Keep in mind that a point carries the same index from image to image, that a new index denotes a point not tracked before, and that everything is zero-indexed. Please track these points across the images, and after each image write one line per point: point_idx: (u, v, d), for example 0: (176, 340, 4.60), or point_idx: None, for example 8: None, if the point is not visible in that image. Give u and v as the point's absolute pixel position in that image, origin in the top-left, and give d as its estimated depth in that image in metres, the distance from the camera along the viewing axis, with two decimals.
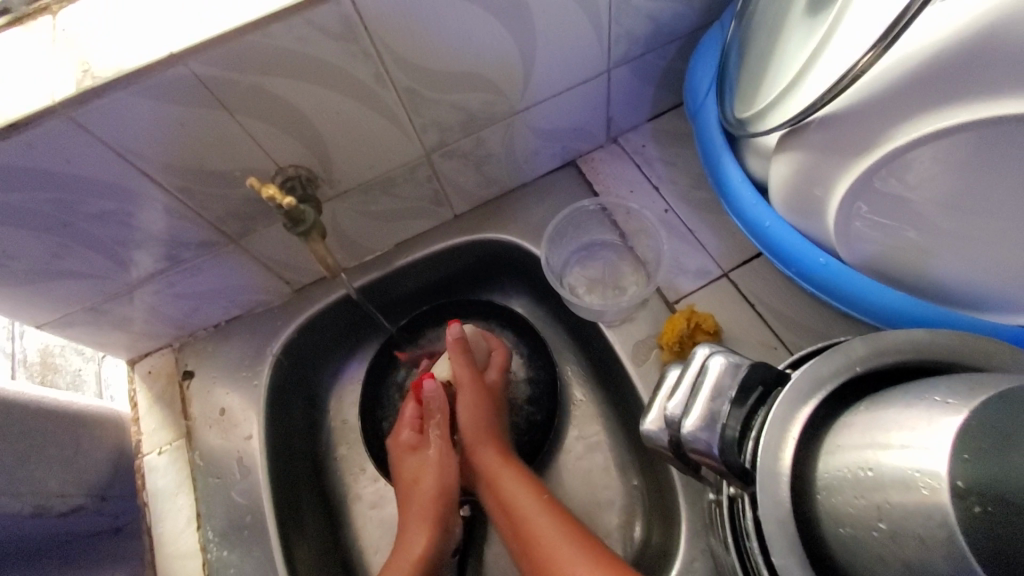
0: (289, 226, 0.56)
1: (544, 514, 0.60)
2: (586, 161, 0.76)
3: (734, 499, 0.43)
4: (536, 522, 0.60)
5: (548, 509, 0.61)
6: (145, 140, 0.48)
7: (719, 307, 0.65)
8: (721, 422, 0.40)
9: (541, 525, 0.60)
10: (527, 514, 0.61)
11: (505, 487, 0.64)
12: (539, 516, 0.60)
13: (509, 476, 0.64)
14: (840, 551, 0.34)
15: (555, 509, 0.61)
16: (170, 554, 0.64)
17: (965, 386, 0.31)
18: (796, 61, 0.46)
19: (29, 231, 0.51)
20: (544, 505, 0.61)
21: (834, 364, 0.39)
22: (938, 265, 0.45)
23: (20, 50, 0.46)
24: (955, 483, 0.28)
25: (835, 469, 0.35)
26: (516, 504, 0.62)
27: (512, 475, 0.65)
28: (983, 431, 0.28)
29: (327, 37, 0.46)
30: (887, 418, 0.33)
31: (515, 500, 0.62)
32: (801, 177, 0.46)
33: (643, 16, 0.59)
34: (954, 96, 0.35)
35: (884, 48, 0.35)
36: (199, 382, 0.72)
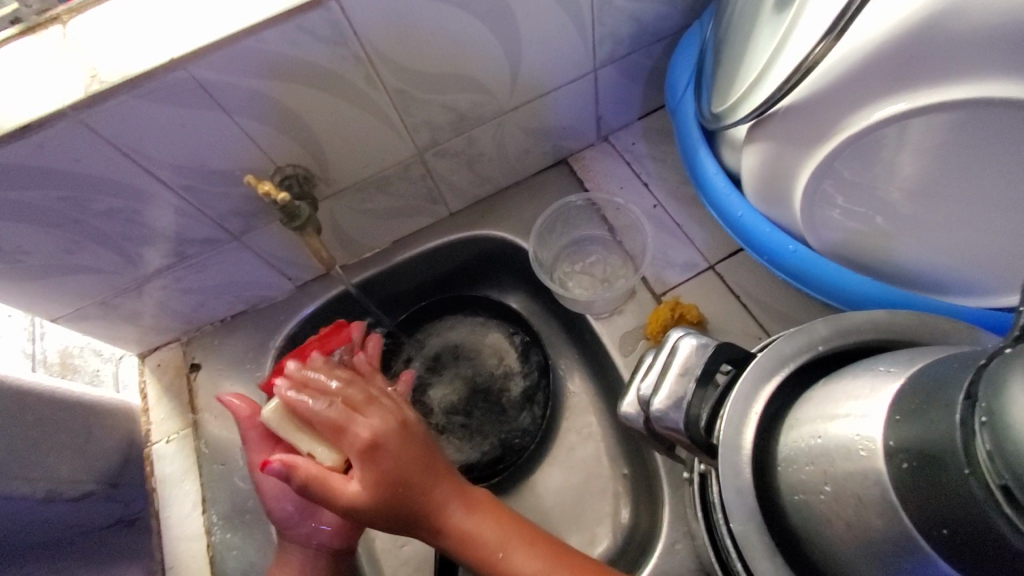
0: (285, 221, 0.59)
1: (522, 553, 0.52)
2: (577, 159, 0.78)
3: (704, 476, 0.46)
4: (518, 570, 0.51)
5: (528, 539, 0.53)
6: (149, 141, 0.51)
7: (704, 299, 0.66)
8: (687, 401, 0.42)
9: (519, 570, 0.51)
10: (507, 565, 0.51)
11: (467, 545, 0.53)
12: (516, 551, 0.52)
13: (469, 518, 0.53)
14: (795, 517, 0.37)
15: (534, 537, 0.53)
16: (177, 536, 0.67)
17: (907, 357, 0.35)
18: (763, 56, 0.48)
19: (43, 227, 0.55)
20: (515, 538, 0.53)
21: (796, 344, 0.42)
22: (902, 250, 0.49)
23: (34, 57, 0.49)
24: (888, 444, 0.31)
25: (791, 442, 0.37)
26: (484, 555, 0.52)
27: (470, 514, 0.53)
28: (912, 391, 0.31)
29: (317, 41, 0.49)
30: (837, 390, 0.36)
31: (484, 549, 0.52)
32: (769, 164, 0.49)
33: (626, 17, 0.61)
34: (902, 80, 0.39)
35: (837, 34, 0.37)
36: (206, 374, 0.75)
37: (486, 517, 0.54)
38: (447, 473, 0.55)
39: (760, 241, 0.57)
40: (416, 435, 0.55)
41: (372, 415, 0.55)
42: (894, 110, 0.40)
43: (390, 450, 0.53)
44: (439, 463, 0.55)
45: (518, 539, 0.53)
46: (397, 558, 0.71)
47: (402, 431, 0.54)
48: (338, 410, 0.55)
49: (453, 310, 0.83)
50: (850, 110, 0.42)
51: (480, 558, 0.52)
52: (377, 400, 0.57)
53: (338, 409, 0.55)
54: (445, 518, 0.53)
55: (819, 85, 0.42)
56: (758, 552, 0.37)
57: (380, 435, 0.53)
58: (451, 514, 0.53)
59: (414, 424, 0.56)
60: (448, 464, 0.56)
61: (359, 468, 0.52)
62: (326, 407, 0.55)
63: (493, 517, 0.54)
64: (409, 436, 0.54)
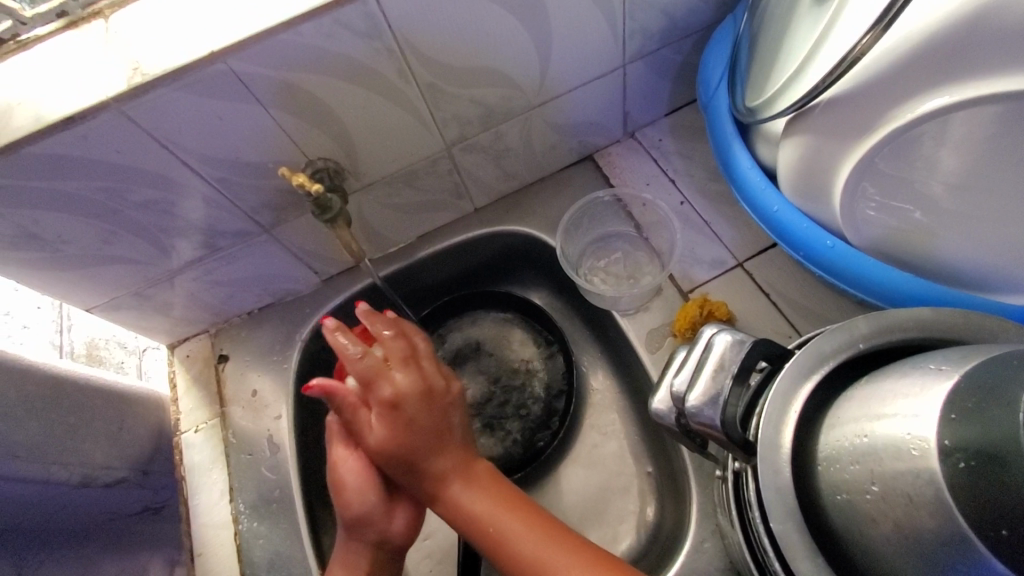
0: (317, 214, 0.60)
1: (519, 532, 0.52)
2: (603, 155, 0.78)
3: (739, 473, 0.45)
4: (512, 547, 0.51)
5: (537, 526, 0.52)
6: (188, 133, 0.52)
7: (734, 296, 0.65)
8: (723, 398, 0.42)
9: (513, 545, 0.51)
10: (501, 541, 0.52)
11: (463, 516, 0.53)
12: (519, 529, 0.52)
13: (467, 492, 0.54)
14: (836, 516, 0.37)
15: (543, 523, 0.53)
16: (205, 524, 0.68)
17: (960, 355, 0.34)
18: (803, 50, 0.47)
19: (83, 218, 0.56)
20: (512, 512, 0.53)
21: (837, 342, 0.41)
22: (943, 246, 0.48)
23: (78, 50, 0.50)
24: (943, 443, 0.31)
25: (835, 441, 0.37)
26: (480, 528, 0.53)
27: (468, 488, 0.54)
28: (968, 390, 0.31)
29: (353, 35, 0.50)
30: (885, 389, 0.35)
31: (480, 525, 0.53)
32: (807, 159, 0.49)
33: (657, 11, 0.61)
34: (947, 72, 0.38)
35: (883, 27, 0.37)
36: (233, 366, 0.76)
37: (487, 495, 0.54)
38: (455, 445, 0.56)
39: (796, 237, 0.56)
40: (440, 402, 0.57)
41: (402, 370, 0.57)
42: (938, 104, 0.39)
43: (409, 410, 0.55)
44: (451, 429, 0.56)
45: (525, 521, 0.53)
46: (420, 551, 0.71)
47: (425, 394, 0.56)
48: (376, 364, 0.57)
49: (476, 307, 0.83)
50: (892, 105, 0.41)
51: (474, 529, 0.53)
52: (415, 360, 0.58)
53: (377, 362, 0.57)
54: (442, 486, 0.54)
55: (859, 80, 0.41)
56: (797, 550, 0.37)
57: (402, 396, 0.55)
58: (448, 486, 0.54)
59: (439, 391, 0.57)
60: (460, 435, 0.57)
61: (379, 418, 0.55)
62: (366, 360, 0.57)
63: (493, 496, 0.54)
64: (431, 401, 0.56)
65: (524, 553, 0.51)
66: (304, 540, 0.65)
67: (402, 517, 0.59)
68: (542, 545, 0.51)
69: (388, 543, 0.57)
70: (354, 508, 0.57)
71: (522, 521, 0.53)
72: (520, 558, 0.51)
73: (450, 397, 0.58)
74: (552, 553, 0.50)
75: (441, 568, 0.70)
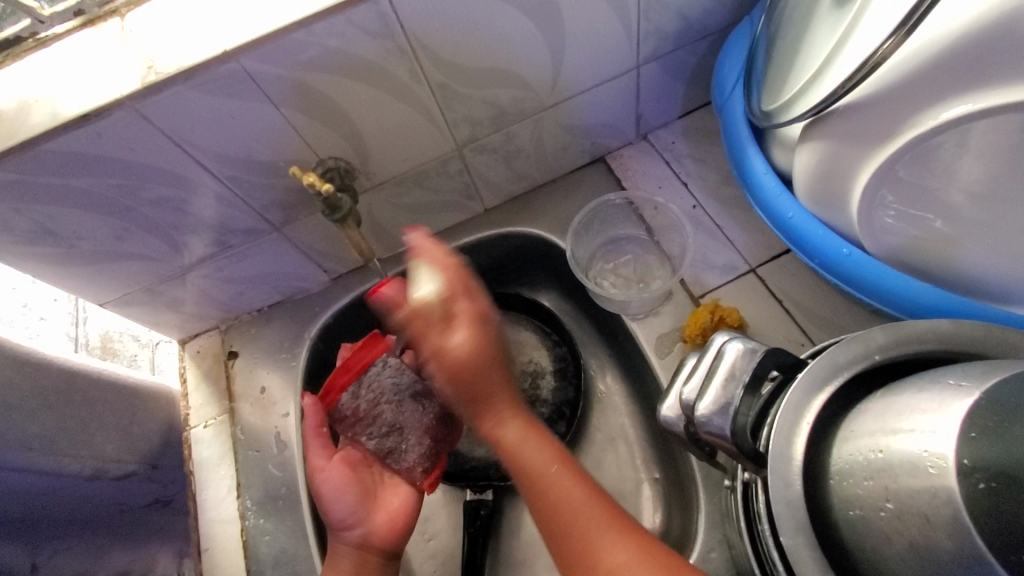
0: (326, 213, 0.60)
1: (565, 483, 0.49)
2: (615, 157, 0.77)
3: (748, 484, 0.45)
4: (559, 495, 0.49)
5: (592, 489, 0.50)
6: (200, 131, 0.52)
7: (745, 302, 0.65)
8: (734, 407, 0.41)
9: (559, 497, 0.49)
10: (550, 486, 0.49)
11: (515, 448, 0.51)
12: (567, 490, 0.49)
13: (523, 436, 0.52)
14: (848, 533, 0.36)
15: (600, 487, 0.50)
16: (213, 519, 0.68)
17: (979, 370, 0.33)
18: (820, 55, 0.47)
19: (96, 214, 0.56)
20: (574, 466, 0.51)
21: (852, 352, 0.40)
22: (963, 257, 0.47)
23: (93, 48, 0.50)
24: (961, 462, 0.30)
25: (847, 454, 0.36)
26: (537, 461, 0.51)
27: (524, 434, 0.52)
28: (990, 410, 0.30)
29: (364, 34, 0.49)
30: (901, 403, 0.35)
31: (529, 472, 0.50)
32: (824, 166, 0.48)
33: (672, 12, 0.60)
34: (973, 79, 0.37)
35: (908, 29, 0.36)
36: (243, 362, 0.76)
37: (548, 445, 0.52)
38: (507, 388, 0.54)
39: (810, 244, 0.55)
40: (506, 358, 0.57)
41: (465, 329, 0.53)
42: (961, 111, 0.38)
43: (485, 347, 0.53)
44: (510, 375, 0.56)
45: (581, 481, 0.50)
46: (425, 552, 0.71)
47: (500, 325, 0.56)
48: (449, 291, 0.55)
49: None
50: (916, 110, 0.40)
51: (522, 474, 0.51)
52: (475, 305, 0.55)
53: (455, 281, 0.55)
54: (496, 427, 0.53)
55: (884, 82, 0.41)
56: (807, 566, 0.36)
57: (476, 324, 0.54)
58: (502, 425, 0.52)
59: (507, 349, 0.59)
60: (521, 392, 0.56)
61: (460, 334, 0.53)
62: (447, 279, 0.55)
63: (545, 443, 0.52)
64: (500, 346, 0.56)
65: (561, 501, 0.48)
66: (308, 538, 0.66)
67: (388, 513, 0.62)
68: (591, 504, 0.48)
69: (370, 547, 0.60)
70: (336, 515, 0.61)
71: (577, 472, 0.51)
72: (566, 513, 0.48)
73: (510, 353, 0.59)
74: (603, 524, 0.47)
75: (445, 570, 0.70)
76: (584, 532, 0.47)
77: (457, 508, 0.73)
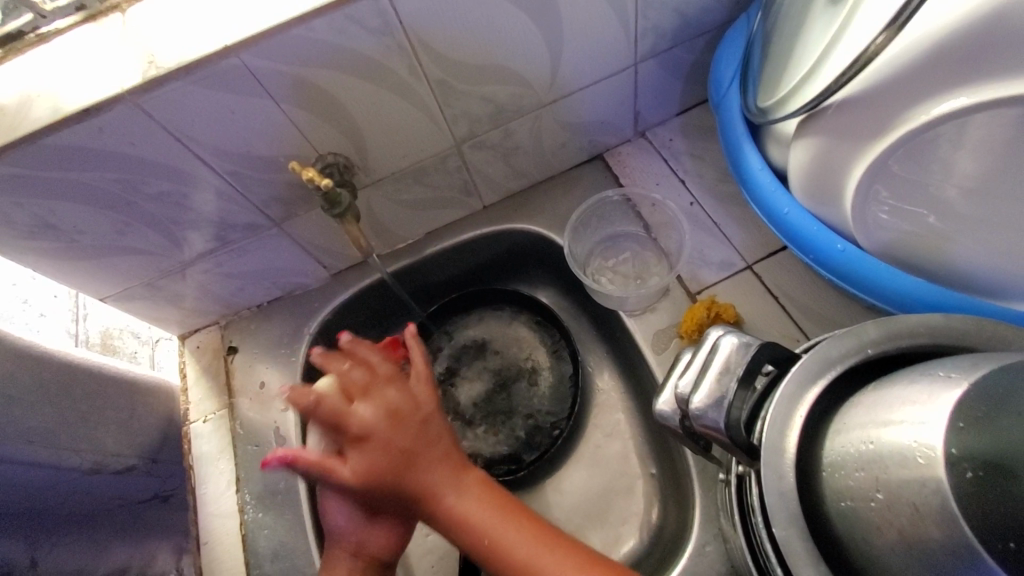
0: (325, 208, 0.60)
1: (514, 537, 0.50)
2: (613, 154, 0.77)
3: (742, 477, 0.45)
4: (512, 547, 0.50)
5: (535, 541, 0.50)
6: (200, 126, 0.52)
7: (741, 298, 0.65)
8: (728, 401, 0.42)
9: (512, 552, 0.50)
10: (500, 546, 0.50)
11: (461, 514, 0.52)
12: (520, 544, 0.50)
13: (463, 503, 0.52)
14: (840, 525, 0.36)
15: (545, 535, 0.51)
16: (212, 513, 0.69)
17: (969, 362, 0.34)
18: (816, 51, 0.47)
19: (97, 209, 0.57)
20: (511, 523, 0.51)
21: (845, 346, 0.41)
22: (957, 252, 0.47)
23: (94, 43, 0.51)
24: (949, 452, 0.30)
25: (839, 447, 0.37)
26: (477, 541, 0.51)
27: (463, 498, 0.52)
28: (978, 400, 0.31)
29: (364, 31, 0.50)
30: (892, 396, 0.35)
31: (478, 544, 0.51)
32: (819, 161, 0.48)
33: (670, 10, 0.60)
34: (965, 74, 0.38)
35: (899, 25, 0.37)
36: (242, 358, 0.77)
37: (488, 504, 0.52)
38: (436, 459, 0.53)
39: (806, 240, 0.55)
40: (413, 421, 0.54)
41: (352, 451, 0.53)
42: (955, 105, 0.39)
43: (379, 438, 0.53)
44: (431, 457, 0.53)
45: (526, 536, 0.50)
46: (423, 546, 0.71)
47: (395, 418, 0.54)
48: (335, 405, 0.55)
49: (485, 304, 0.83)
50: (908, 105, 0.41)
51: (474, 543, 0.51)
52: (380, 388, 0.56)
53: (366, 377, 0.57)
54: (439, 502, 0.52)
55: (874, 79, 0.41)
56: (800, 557, 0.37)
57: (367, 428, 0.53)
58: (444, 496, 0.52)
59: (410, 411, 0.55)
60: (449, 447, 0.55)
61: (353, 457, 0.53)
62: (322, 402, 0.55)
63: (488, 503, 0.52)
64: (401, 421, 0.54)
65: (519, 558, 0.49)
66: (307, 531, 0.66)
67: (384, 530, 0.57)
68: (539, 557, 0.49)
69: (371, 556, 0.57)
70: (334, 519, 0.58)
71: (518, 530, 0.51)
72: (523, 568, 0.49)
73: (422, 413, 0.55)
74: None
75: (443, 564, 0.70)
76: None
77: None
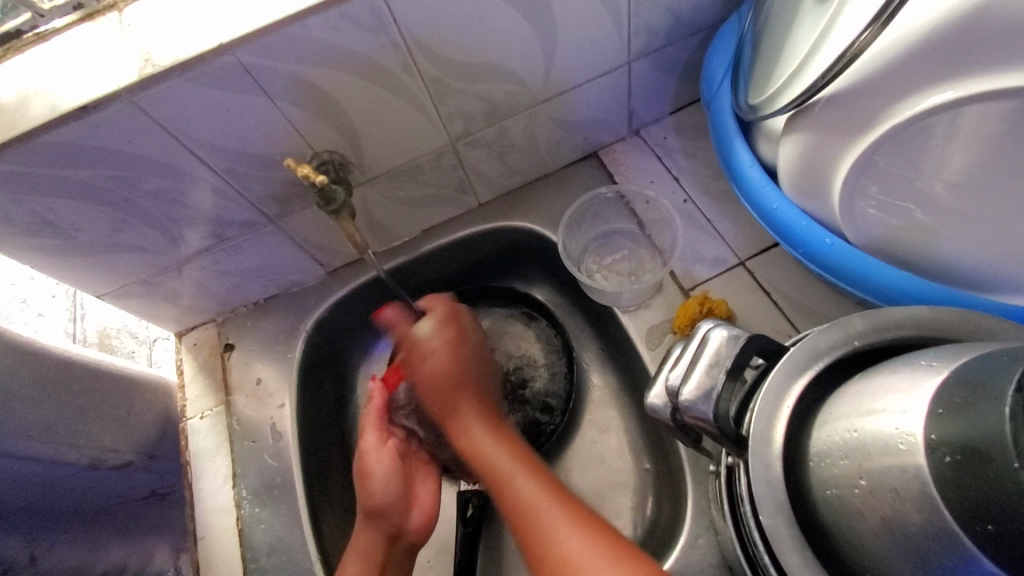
0: (321, 205, 0.61)
1: (524, 478, 0.56)
2: (607, 153, 0.78)
3: (732, 468, 0.46)
4: (517, 486, 0.55)
5: (547, 489, 0.55)
6: (197, 123, 0.53)
7: (734, 294, 0.66)
8: (717, 393, 0.42)
9: (517, 487, 0.55)
10: (509, 480, 0.57)
11: (487, 446, 0.60)
12: (526, 484, 0.55)
13: (490, 441, 0.61)
14: (826, 513, 0.37)
15: (556, 489, 0.55)
16: (209, 508, 0.69)
17: (950, 352, 0.34)
18: (804, 48, 0.47)
19: (94, 206, 0.57)
20: (525, 471, 0.57)
21: (832, 338, 0.41)
22: (944, 247, 0.48)
23: (91, 41, 0.51)
24: (929, 437, 0.31)
25: (825, 436, 0.37)
26: (491, 470, 0.58)
27: (492, 438, 0.61)
28: (958, 387, 0.31)
29: (359, 29, 0.50)
30: (876, 385, 0.36)
31: (495, 471, 0.58)
32: (807, 156, 0.49)
33: (662, 8, 0.61)
34: (952, 69, 0.38)
35: (883, 22, 0.37)
36: (239, 354, 0.77)
37: (513, 450, 0.60)
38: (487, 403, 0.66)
39: (796, 235, 0.56)
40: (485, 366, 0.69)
41: (445, 349, 0.67)
42: (940, 100, 0.39)
43: (466, 357, 0.67)
44: (483, 398, 0.66)
45: (536, 481, 0.56)
46: None
47: (479, 354, 0.69)
48: (454, 314, 0.69)
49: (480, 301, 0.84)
50: (894, 100, 0.41)
51: (488, 474, 0.58)
52: (475, 331, 0.70)
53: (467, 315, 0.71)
54: (473, 431, 0.62)
55: (862, 74, 0.42)
56: (787, 545, 0.37)
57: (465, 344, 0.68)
58: (477, 427, 0.62)
59: (487, 360, 0.70)
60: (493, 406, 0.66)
61: (440, 357, 0.67)
62: (439, 310, 0.69)
63: (509, 449, 0.60)
64: (482, 361, 0.69)
65: (523, 493, 0.55)
66: (304, 526, 0.67)
67: (419, 514, 0.66)
68: (542, 500, 0.54)
69: (403, 538, 0.64)
70: (376, 497, 0.65)
71: (533, 477, 0.56)
72: (522, 505, 0.54)
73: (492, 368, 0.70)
74: (548, 517, 0.52)
75: (440, 559, 0.71)
76: (540, 515, 0.53)
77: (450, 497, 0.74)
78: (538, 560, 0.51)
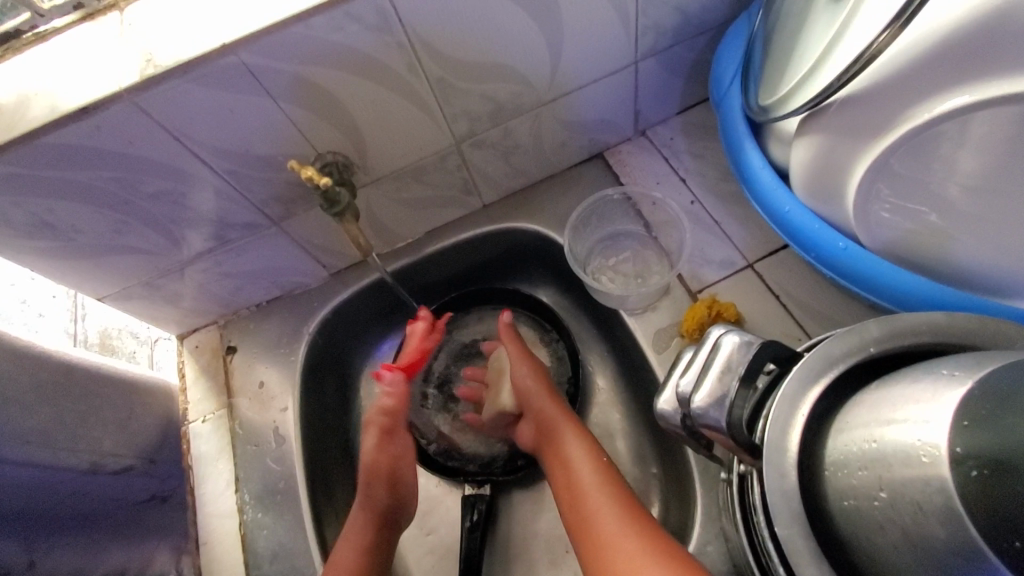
0: (324, 207, 0.60)
1: (588, 468, 0.61)
2: (613, 153, 0.77)
3: (744, 476, 0.45)
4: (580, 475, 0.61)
5: (602, 474, 0.60)
6: (199, 125, 0.52)
7: (742, 297, 0.65)
8: (730, 400, 0.42)
9: (580, 476, 0.61)
10: (574, 467, 0.61)
11: (562, 432, 0.65)
12: (588, 475, 0.60)
13: (564, 428, 0.65)
14: (843, 524, 0.36)
15: (610, 479, 0.60)
16: (211, 513, 0.68)
17: (972, 361, 0.33)
18: (820, 47, 0.47)
19: (94, 208, 0.56)
20: (596, 461, 0.61)
21: (848, 345, 0.41)
22: (960, 251, 0.47)
23: (92, 41, 0.51)
24: (954, 450, 0.30)
25: (842, 445, 0.36)
26: (560, 458, 0.63)
27: (568, 426, 0.65)
28: (984, 399, 0.31)
29: (363, 28, 0.49)
30: (896, 394, 0.35)
31: (564, 456, 0.63)
32: (821, 158, 0.48)
33: (670, 7, 0.60)
34: (969, 70, 0.37)
35: (901, 24, 0.37)
36: (242, 357, 0.76)
37: (586, 442, 0.63)
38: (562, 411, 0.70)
39: (808, 239, 0.55)
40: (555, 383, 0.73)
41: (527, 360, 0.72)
42: (959, 103, 0.38)
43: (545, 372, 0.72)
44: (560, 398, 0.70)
45: (598, 474, 0.60)
46: (424, 546, 0.71)
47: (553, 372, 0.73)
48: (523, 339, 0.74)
49: (486, 303, 0.83)
50: (912, 103, 0.40)
51: (557, 457, 0.64)
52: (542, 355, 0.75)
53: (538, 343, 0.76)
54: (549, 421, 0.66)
55: (879, 76, 0.41)
56: (802, 556, 0.36)
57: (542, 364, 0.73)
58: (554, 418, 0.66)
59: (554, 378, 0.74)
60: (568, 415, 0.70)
61: (526, 366, 0.71)
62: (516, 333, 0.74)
63: (580, 439, 0.64)
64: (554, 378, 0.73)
65: (585, 482, 0.60)
66: (307, 531, 0.66)
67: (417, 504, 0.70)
68: (596, 485, 0.59)
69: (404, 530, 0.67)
70: (398, 496, 0.66)
71: (593, 462, 0.61)
72: (582, 491, 0.59)
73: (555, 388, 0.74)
74: (595, 499, 0.58)
75: (444, 563, 0.70)
76: (594, 504, 0.58)
77: (454, 501, 0.73)
78: (586, 539, 0.56)
